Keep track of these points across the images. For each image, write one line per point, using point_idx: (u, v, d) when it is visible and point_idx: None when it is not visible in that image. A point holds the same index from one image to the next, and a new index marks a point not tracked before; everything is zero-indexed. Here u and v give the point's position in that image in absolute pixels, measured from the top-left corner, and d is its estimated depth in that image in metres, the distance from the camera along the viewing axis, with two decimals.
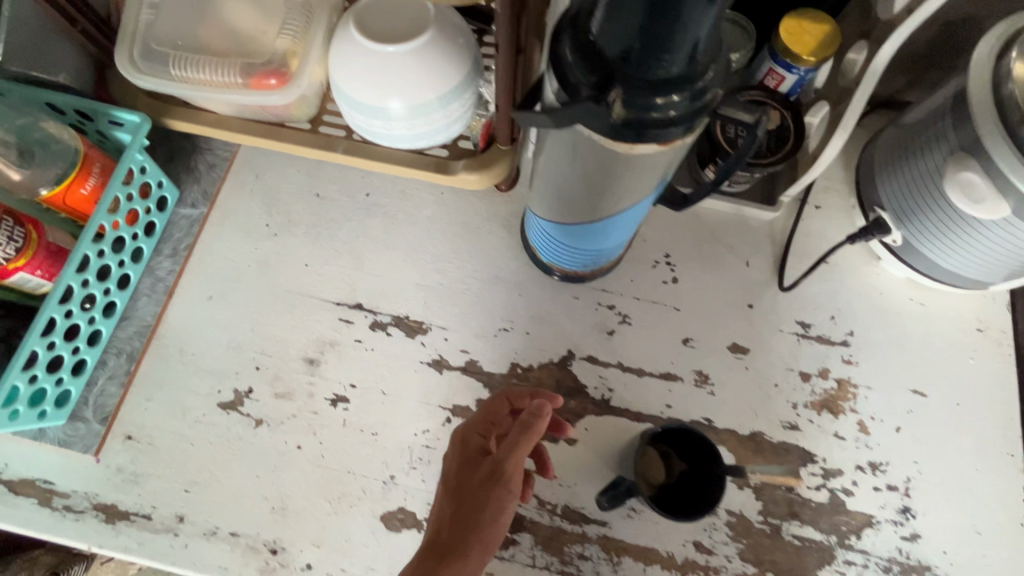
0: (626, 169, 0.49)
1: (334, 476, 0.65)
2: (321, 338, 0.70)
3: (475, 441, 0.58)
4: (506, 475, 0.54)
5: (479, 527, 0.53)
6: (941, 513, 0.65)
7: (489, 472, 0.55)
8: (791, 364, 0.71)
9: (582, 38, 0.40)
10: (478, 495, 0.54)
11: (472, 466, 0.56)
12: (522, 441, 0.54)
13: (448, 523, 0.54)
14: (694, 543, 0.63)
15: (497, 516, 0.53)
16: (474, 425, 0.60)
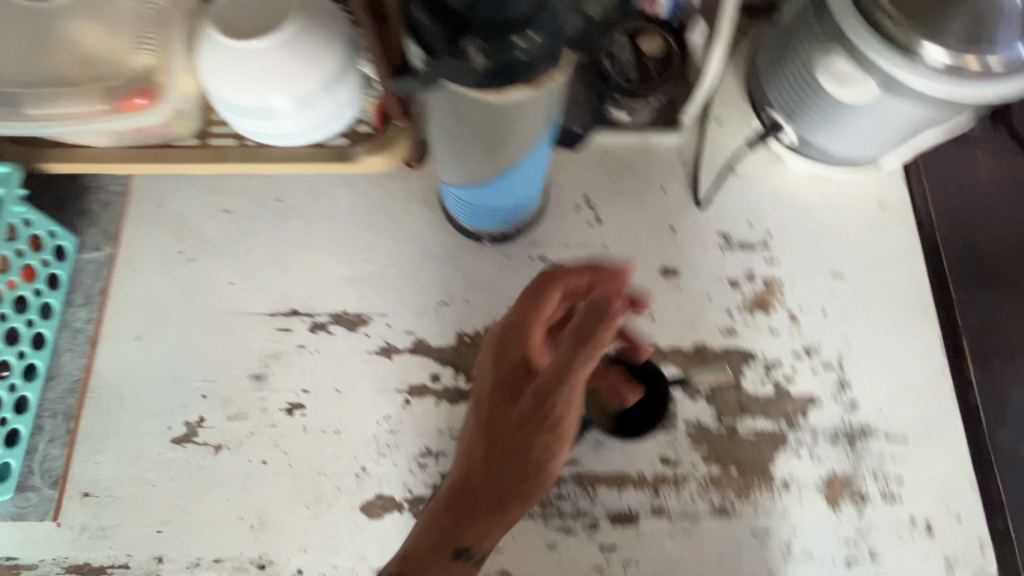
0: (511, 119, 0.50)
1: (306, 481, 0.65)
2: (263, 351, 0.70)
3: (518, 347, 0.49)
4: (545, 416, 0.46)
5: (524, 480, 0.47)
6: (873, 379, 0.71)
7: (541, 407, 0.46)
8: (720, 275, 0.74)
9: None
10: (525, 440, 0.46)
11: (517, 389, 0.48)
12: (590, 353, 0.44)
13: (470, 473, 0.48)
14: (660, 459, 0.67)
15: (534, 466, 0.47)
16: (518, 321, 0.50)
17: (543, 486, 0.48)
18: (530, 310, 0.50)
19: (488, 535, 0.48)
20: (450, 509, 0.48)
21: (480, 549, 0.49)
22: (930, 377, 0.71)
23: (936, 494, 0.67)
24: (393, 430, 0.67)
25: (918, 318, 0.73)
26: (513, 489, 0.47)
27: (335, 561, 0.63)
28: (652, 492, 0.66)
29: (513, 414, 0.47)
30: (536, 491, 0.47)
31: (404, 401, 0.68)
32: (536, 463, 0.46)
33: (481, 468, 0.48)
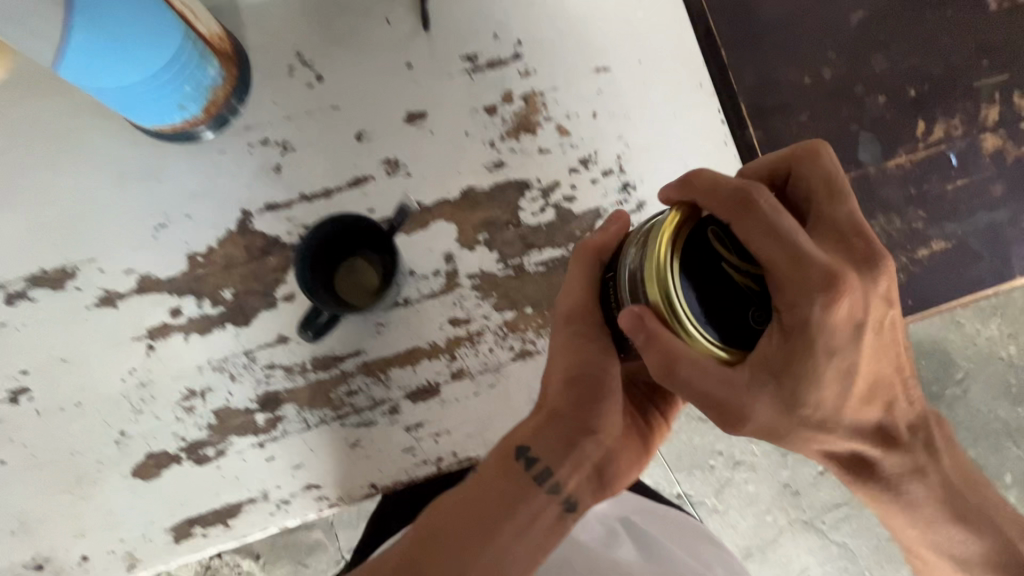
0: None
1: (59, 466, 0.57)
2: None
3: (598, 310, 0.49)
4: (582, 415, 0.51)
5: (570, 438, 0.51)
6: (657, 172, 0.65)
7: (591, 354, 0.50)
8: (474, 105, 0.65)
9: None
10: (591, 416, 0.51)
11: (581, 335, 0.50)
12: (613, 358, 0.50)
13: (551, 398, 0.52)
14: (450, 321, 0.61)
15: (588, 414, 0.51)
16: (577, 302, 0.49)
17: (618, 442, 0.54)
18: (586, 279, 0.49)
19: (575, 470, 0.51)
20: (537, 418, 0.51)
21: (564, 491, 0.51)
22: (713, 154, 0.66)
23: None
24: (143, 383, 0.58)
25: (694, 93, 0.67)
26: (579, 420, 0.51)
27: (121, 536, 0.57)
28: (448, 357, 0.61)
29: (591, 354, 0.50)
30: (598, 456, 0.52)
31: (146, 349, 0.59)
32: (592, 415, 0.51)
33: (558, 423, 0.51)
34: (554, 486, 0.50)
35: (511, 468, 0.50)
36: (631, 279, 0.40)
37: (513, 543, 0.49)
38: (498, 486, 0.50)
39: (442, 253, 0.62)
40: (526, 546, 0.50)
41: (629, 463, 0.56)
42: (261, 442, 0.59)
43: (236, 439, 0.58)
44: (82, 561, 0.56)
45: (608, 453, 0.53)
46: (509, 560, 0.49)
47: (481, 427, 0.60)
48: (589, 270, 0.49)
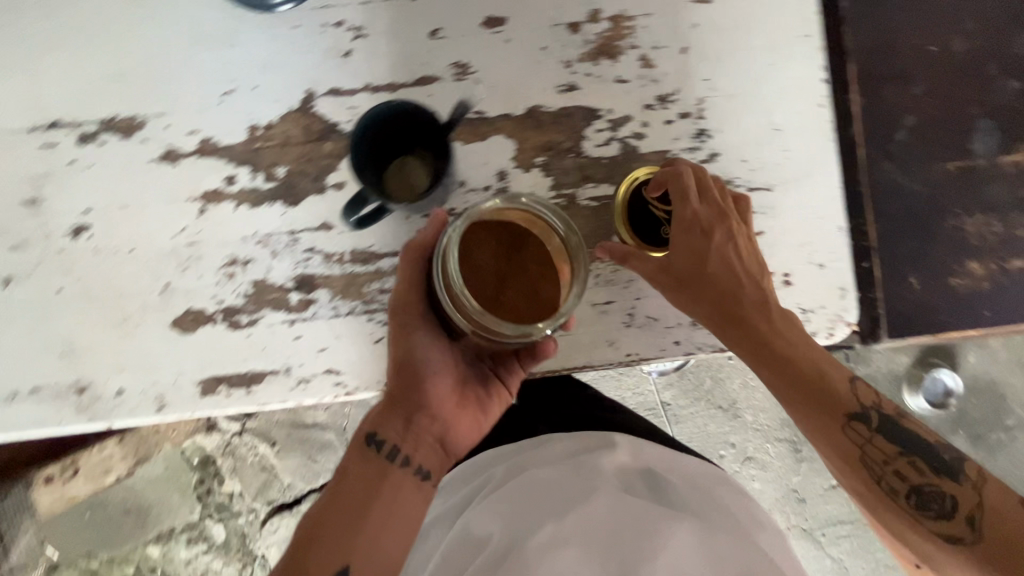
0: None
1: (108, 304, 0.60)
2: (32, 173, 0.61)
3: (414, 296, 0.56)
4: (411, 396, 0.57)
5: (403, 410, 0.57)
6: (739, 125, 0.61)
7: (406, 348, 0.56)
8: (557, 20, 0.61)
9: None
10: (418, 394, 0.57)
11: (402, 335, 0.56)
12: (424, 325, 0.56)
13: (388, 386, 0.57)
14: None
15: (414, 388, 0.56)
16: (407, 298, 0.56)
17: (452, 412, 0.59)
18: (398, 293, 0.56)
19: (419, 444, 0.57)
20: (382, 405, 0.57)
21: (416, 461, 0.56)
22: (804, 115, 0.60)
23: (797, 244, 0.60)
24: (191, 242, 0.60)
25: (798, 44, 0.61)
26: (359, 459, 0.56)
27: (154, 378, 0.60)
28: None
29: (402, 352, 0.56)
30: (437, 427, 0.58)
31: (199, 211, 0.60)
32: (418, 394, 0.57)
33: (399, 411, 0.57)
34: (406, 461, 0.56)
35: (367, 454, 0.56)
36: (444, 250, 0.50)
37: (385, 524, 0.54)
38: (357, 476, 0.55)
39: (495, 170, 0.60)
40: (386, 529, 0.54)
41: (472, 428, 0.60)
42: (291, 320, 0.60)
43: (269, 312, 0.60)
44: (118, 393, 0.60)
45: (442, 425, 0.58)
46: (381, 541, 0.53)
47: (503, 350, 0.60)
48: (410, 273, 0.55)
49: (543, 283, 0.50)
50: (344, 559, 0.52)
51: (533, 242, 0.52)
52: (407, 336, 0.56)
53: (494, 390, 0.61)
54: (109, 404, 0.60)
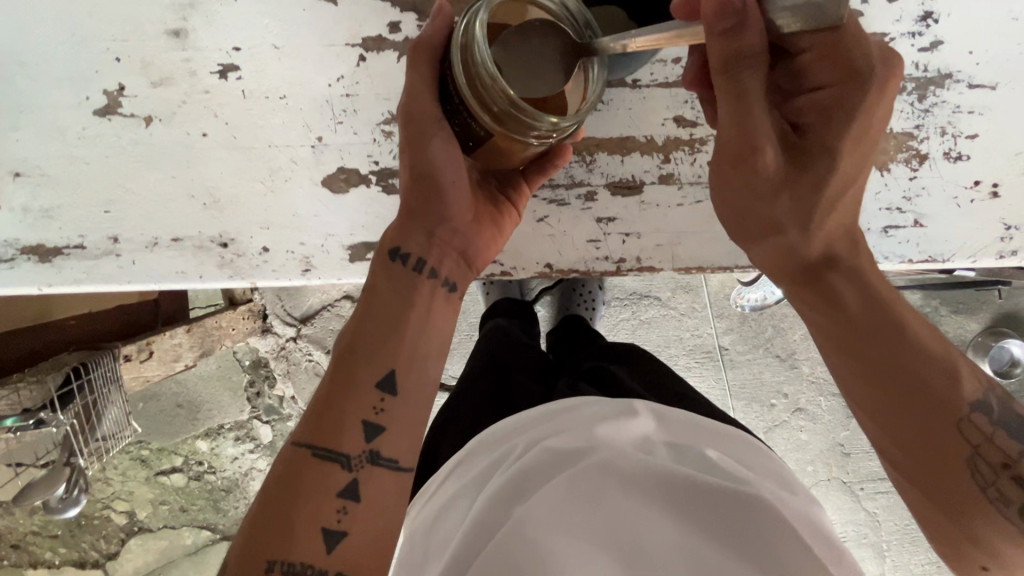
0: None
1: (255, 155, 0.56)
2: (176, 0, 0.55)
3: (427, 101, 0.46)
4: (429, 206, 0.50)
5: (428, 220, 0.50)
6: (972, 10, 0.53)
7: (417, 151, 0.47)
8: None
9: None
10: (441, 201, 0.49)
11: (420, 139, 0.47)
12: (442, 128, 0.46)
13: (404, 198, 0.51)
14: (675, 119, 0.55)
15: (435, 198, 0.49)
16: (419, 103, 0.46)
17: (471, 221, 0.52)
18: (414, 92, 0.46)
19: (441, 253, 0.51)
20: (399, 218, 0.51)
21: (440, 272, 0.52)
22: None
23: (1012, 153, 0.54)
24: (348, 94, 0.55)
25: None
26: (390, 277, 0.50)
27: (302, 239, 0.57)
28: (661, 158, 0.55)
29: (415, 157, 0.47)
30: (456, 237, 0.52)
31: (358, 59, 0.55)
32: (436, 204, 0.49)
33: (422, 228, 0.51)
34: (432, 273, 0.51)
35: (393, 269, 0.50)
36: (460, 37, 0.40)
37: (423, 328, 0.50)
38: (390, 290, 0.50)
39: None
40: (430, 327, 0.51)
41: (490, 242, 0.54)
42: None
43: None
44: (263, 252, 0.57)
45: (462, 238, 0.52)
46: (423, 341, 0.50)
47: (674, 240, 0.56)
48: (420, 73, 0.46)
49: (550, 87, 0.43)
50: (392, 362, 0.48)
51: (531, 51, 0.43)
52: (421, 140, 0.47)
53: (504, 207, 0.54)
54: (253, 263, 0.58)
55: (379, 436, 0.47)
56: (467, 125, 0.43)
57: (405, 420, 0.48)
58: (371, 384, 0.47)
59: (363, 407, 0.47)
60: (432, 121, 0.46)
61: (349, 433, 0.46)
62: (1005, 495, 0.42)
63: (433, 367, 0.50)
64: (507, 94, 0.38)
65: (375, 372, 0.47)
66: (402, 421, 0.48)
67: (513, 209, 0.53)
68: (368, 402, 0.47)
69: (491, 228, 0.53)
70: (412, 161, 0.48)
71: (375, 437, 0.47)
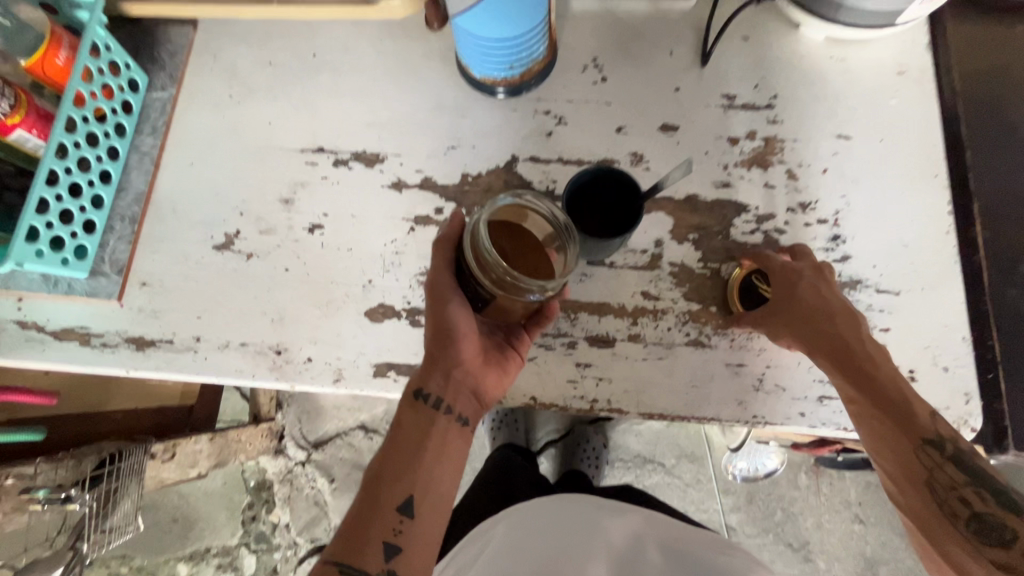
0: None
1: (319, 287, 0.74)
2: (293, 180, 0.79)
3: (447, 278, 0.62)
4: (447, 354, 0.62)
5: (445, 365, 0.62)
6: (872, 236, 0.70)
7: (438, 313, 0.61)
8: (719, 133, 0.76)
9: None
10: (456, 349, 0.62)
11: (440, 302, 0.61)
12: (457, 296, 0.61)
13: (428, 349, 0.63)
14: (642, 293, 0.70)
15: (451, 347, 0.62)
16: (441, 277, 0.62)
17: (482, 368, 0.64)
18: (438, 271, 0.62)
19: (458, 392, 0.63)
20: (423, 366, 0.63)
21: (457, 408, 0.63)
22: (932, 238, 0.69)
23: (923, 346, 0.66)
24: (397, 252, 0.75)
25: (927, 181, 0.71)
26: (416, 413, 0.62)
27: (339, 354, 0.72)
28: (630, 321, 0.69)
29: (436, 316, 0.61)
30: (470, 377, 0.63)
31: (409, 228, 0.75)
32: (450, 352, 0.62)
33: (442, 374, 0.62)
34: (449, 408, 0.62)
35: (417, 405, 0.62)
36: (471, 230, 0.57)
37: (438, 462, 0.61)
38: (412, 423, 0.61)
39: (653, 237, 0.72)
40: (445, 456, 0.61)
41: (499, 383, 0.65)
42: None
43: None
44: (307, 360, 0.71)
45: (474, 379, 0.63)
46: (440, 471, 0.60)
47: (639, 388, 0.67)
48: (442, 257, 0.63)
49: (537, 260, 0.59)
50: (410, 488, 0.58)
51: (527, 236, 0.60)
52: (441, 304, 0.61)
53: (511, 355, 0.65)
54: (297, 369, 0.71)
55: (396, 556, 0.56)
56: (476, 290, 0.60)
57: (420, 541, 0.57)
58: (393, 507, 0.57)
59: (385, 529, 0.57)
60: (449, 290, 0.61)
61: (372, 553, 0.56)
62: (956, 511, 0.57)
63: (445, 492, 0.60)
64: (503, 267, 0.54)
65: (394, 500, 0.57)
66: (416, 539, 0.57)
67: (516, 356, 0.65)
68: (390, 524, 0.57)
69: (499, 366, 0.64)
70: (432, 319, 0.62)
71: (393, 557, 0.56)
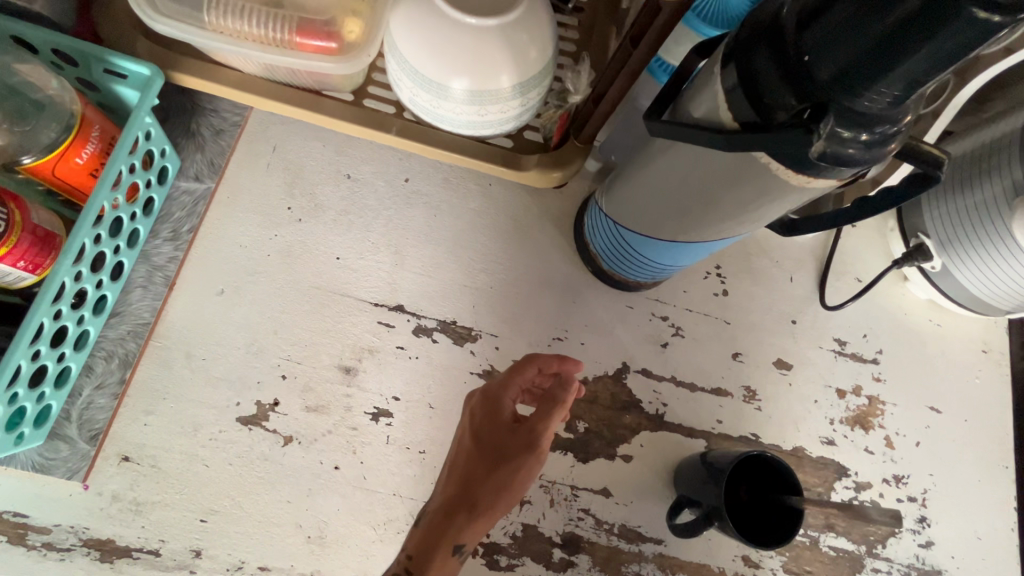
0: (739, 187, 0.44)
1: (377, 499, 0.58)
2: (358, 344, 0.62)
3: (504, 393, 0.56)
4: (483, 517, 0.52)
5: (478, 500, 0.52)
6: (953, 523, 0.71)
7: (492, 422, 0.55)
8: (829, 381, 0.73)
9: (787, 39, 0.35)
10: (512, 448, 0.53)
11: (501, 401, 0.56)
12: (530, 459, 0.52)
13: (479, 445, 0.55)
14: (743, 557, 0.64)
15: (506, 496, 0.52)
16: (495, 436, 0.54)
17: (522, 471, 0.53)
18: (507, 378, 0.56)
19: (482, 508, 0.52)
20: (466, 467, 0.54)
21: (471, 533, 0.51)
22: (1001, 534, 0.71)
23: None
24: None
25: (998, 471, 0.74)
26: (440, 523, 0.52)
27: None
28: None
29: (495, 421, 0.55)
30: (522, 469, 0.52)
31: None
32: (487, 494, 0.52)
33: (494, 477, 0.52)
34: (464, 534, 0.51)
35: (443, 515, 0.52)
36: None
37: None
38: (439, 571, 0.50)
39: None
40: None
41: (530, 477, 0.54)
42: None
43: (529, 561, 0.60)
44: None
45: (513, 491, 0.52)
46: None
47: None
48: (522, 378, 0.56)
49: None
50: None
51: None
52: (495, 415, 0.55)
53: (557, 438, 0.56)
54: None
55: None
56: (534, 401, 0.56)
57: None
58: None
59: None
60: (507, 431, 0.54)
61: None
62: None
63: None
64: None
65: None
66: None
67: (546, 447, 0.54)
68: None
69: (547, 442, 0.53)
70: (488, 451, 0.54)
71: None
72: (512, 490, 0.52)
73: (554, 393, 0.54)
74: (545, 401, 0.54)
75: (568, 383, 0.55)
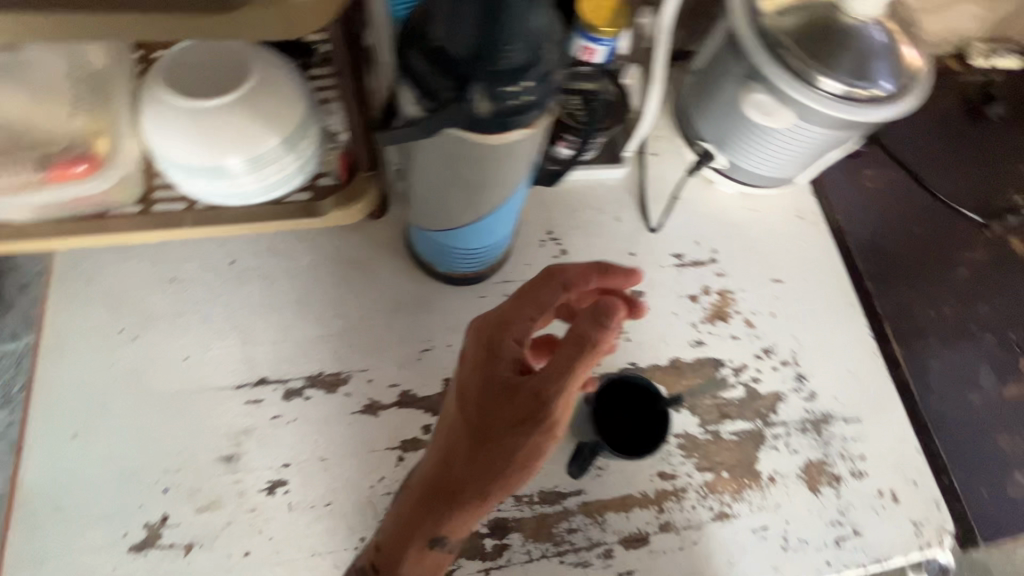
0: (480, 163, 0.50)
1: (296, 566, 0.59)
2: (232, 429, 0.63)
3: (510, 330, 0.49)
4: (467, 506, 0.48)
5: (466, 488, 0.47)
6: (825, 369, 0.79)
7: (491, 380, 0.47)
8: (680, 292, 0.80)
9: (428, 36, 0.41)
10: (509, 416, 0.46)
11: (497, 353, 0.48)
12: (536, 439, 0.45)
13: (471, 409, 0.47)
14: (658, 474, 0.69)
15: (500, 479, 0.46)
16: (488, 397, 0.47)
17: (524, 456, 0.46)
18: (506, 318, 0.49)
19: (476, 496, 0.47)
20: (461, 435, 0.48)
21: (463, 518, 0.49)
22: (868, 361, 0.80)
23: (893, 464, 0.74)
24: (389, 493, 0.63)
25: (848, 311, 0.83)
26: (430, 512, 0.49)
27: None
28: (656, 508, 0.67)
29: (488, 379, 0.47)
30: (521, 449, 0.45)
31: (397, 459, 0.65)
32: (485, 481, 0.47)
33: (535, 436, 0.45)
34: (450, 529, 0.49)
35: (431, 497, 0.50)
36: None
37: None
38: (418, 562, 0.51)
39: None
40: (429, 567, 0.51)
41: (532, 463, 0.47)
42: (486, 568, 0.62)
43: (465, 562, 0.62)
44: None
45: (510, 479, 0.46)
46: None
47: None
48: (519, 316, 0.49)
49: None
50: None
51: None
52: (492, 374, 0.47)
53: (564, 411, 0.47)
54: None
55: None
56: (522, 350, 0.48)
57: None
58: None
59: None
60: (511, 398, 0.46)
61: None
62: None
63: None
64: None
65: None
66: None
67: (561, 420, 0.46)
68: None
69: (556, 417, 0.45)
70: (478, 419, 0.47)
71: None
72: (506, 480, 0.46)
73: (578, 336, 0.44)
74: (557, 358, 0.44)
75: (610, 319, 0.44)
